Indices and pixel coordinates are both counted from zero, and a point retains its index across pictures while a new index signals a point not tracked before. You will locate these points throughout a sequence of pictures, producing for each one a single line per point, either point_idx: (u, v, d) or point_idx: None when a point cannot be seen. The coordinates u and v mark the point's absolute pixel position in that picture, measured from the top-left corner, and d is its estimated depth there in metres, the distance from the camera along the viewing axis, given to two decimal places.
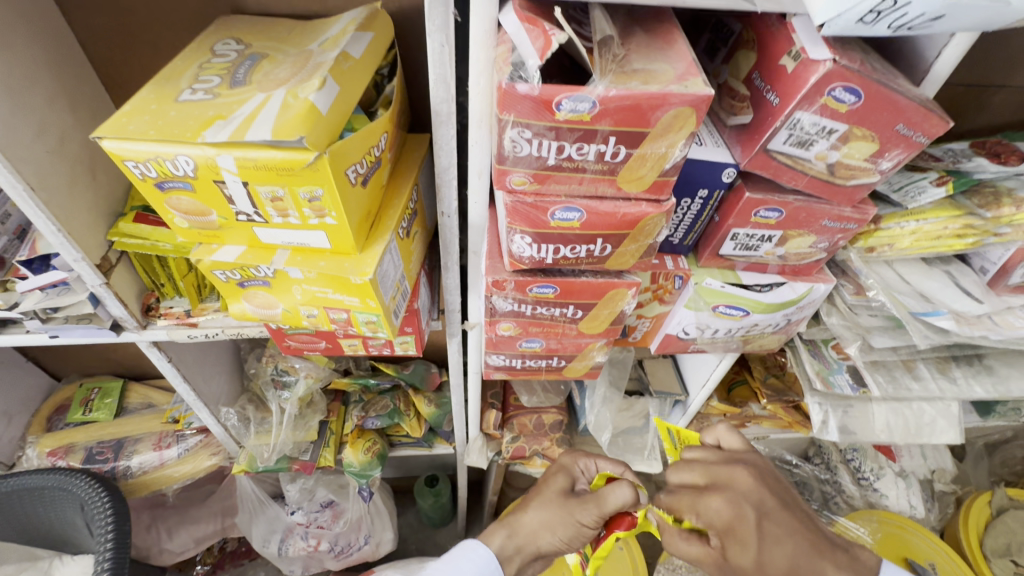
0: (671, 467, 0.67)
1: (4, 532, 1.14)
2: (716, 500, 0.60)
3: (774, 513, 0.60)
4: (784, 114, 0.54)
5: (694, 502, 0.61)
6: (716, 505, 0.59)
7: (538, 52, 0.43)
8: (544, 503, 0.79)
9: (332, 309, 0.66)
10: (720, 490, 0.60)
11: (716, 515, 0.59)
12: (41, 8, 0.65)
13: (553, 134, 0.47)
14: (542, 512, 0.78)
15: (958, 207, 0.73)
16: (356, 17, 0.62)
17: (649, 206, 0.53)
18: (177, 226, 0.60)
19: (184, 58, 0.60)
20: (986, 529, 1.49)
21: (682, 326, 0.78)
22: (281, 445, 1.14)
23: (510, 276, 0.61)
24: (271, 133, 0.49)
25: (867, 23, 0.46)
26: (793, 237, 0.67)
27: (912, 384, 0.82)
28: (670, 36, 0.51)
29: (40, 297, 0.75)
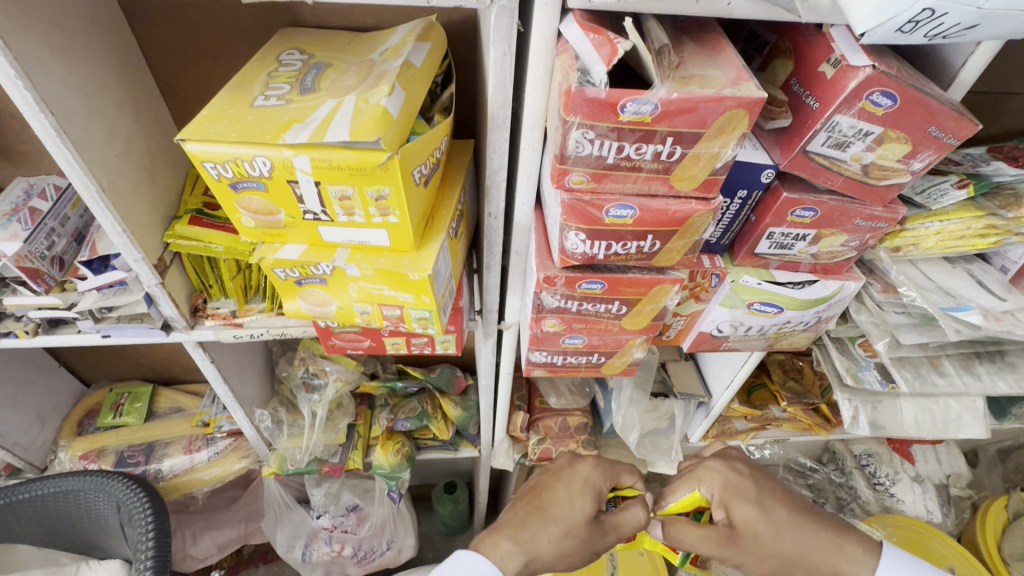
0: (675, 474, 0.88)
1: (32, 538, 1.14)
2: (714, 466, 0.82)
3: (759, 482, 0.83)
4: (823, 118, 0.57)
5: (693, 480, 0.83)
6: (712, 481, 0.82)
7: (605, 58, 0.47)
8: (569, 533, 0.76)
9: (386, 305, 0.69)
10: (714, 463, 0.83)
11: (715, 480, 0.81)
12: (114, 21, 0.69)
13: (615, 135, 0.50)
14: (567, 543, 0.76)
15: (980, 208, 0.76)
16: (414, 29, 0.66)
17: (698, 204, 0.56)
18: (244, 225, 0.63)
19: (253, 67, 0.64)
20: (1003, 534, 1.50)
21: (716, 324, 0.81)
22: (312, 447, 1.16)
23: (561, 272, 0.64)
24: (348, 135, 0.52)
25: (905, 32, 0.50)
26: (827, 236, 0.70)
27: (938, 380, 0.85)
28: (719, 45, 0.54)
29: (96, 297, 0.78)
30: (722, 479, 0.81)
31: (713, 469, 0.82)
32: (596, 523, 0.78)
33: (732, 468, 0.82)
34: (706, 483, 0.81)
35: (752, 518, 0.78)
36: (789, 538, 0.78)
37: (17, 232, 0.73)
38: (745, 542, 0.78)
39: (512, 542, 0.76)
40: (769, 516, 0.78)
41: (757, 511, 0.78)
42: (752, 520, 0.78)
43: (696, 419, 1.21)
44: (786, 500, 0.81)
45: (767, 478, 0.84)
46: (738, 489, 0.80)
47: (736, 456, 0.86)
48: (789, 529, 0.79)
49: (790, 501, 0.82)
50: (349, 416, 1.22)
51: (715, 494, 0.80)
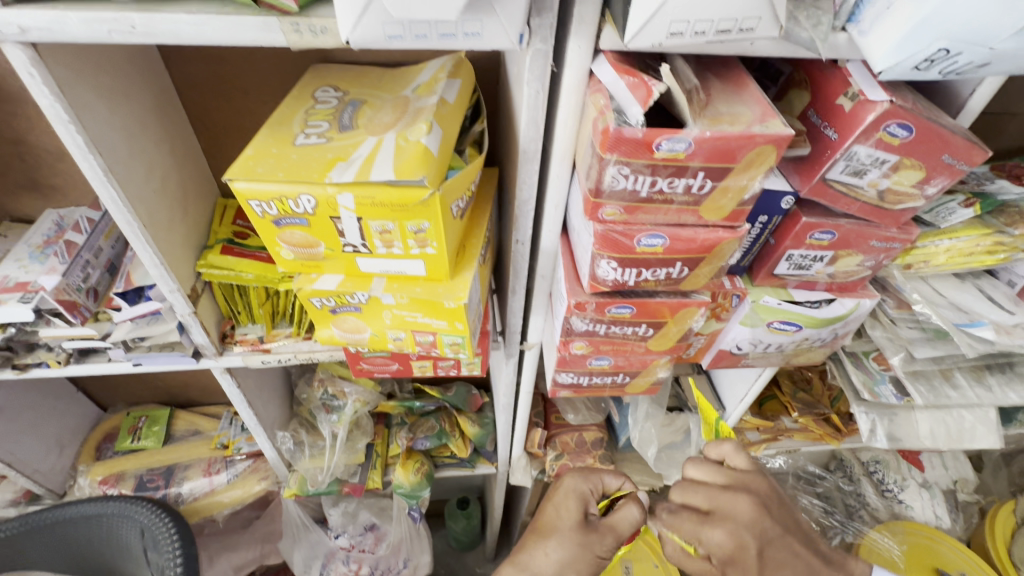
0: (676, 487, 0.74)
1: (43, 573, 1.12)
2: (719, 529, 0.67)
3: (773, 539, 0.68)
4: (842, 148, 0.60)
5: (697, 530, 0.69)
6: (717, 536, 0.67)
7: (641, 101, 0.49)
8: (562, 541, 0.78)
9: (419, 332, 0.71)
10: (720, 523, 0.68)
11: (719, 544, 0.67)
12: (152, 61, 0.71)
13: (650, 171, 0.52)
14: (562, 551, 0.78)
15: (988, 226, 0.79)
16: (444, 65, 0.68)
17: (725, 232, 0.59)
18: (283, 258, 0.65)
19: (290, 104, 0.66)
20: (1012, 539, 1.52)
21: (736, 342, 0.83)
22: (333, 468, 1.17)
23: (591, 297, 0.67)
24: (392, 173, 0.54)
25: (921, 70, 0.53)
26: (844, 257, 0.73)
27: (952, 392, 0.87)
28: (742, 81, 0.57)
29: (130, 327, 0.79)
30: (727, 547, 0.66)
31: (719, 530, 0.67)
32: (586, 524, 0.80)
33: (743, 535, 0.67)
34: (707, 547, 0.68)
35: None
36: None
37: (56, 266, 0.75)
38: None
39: (512, 564, 0.79)
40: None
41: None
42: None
43: None
44: (791, 563, 0.69)
45: (783, 536, 0.69)
46: (741, 566, 0.66)
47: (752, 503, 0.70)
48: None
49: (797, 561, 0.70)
50: (367, 436, 1.23)
51: (714, 558, 0.68)
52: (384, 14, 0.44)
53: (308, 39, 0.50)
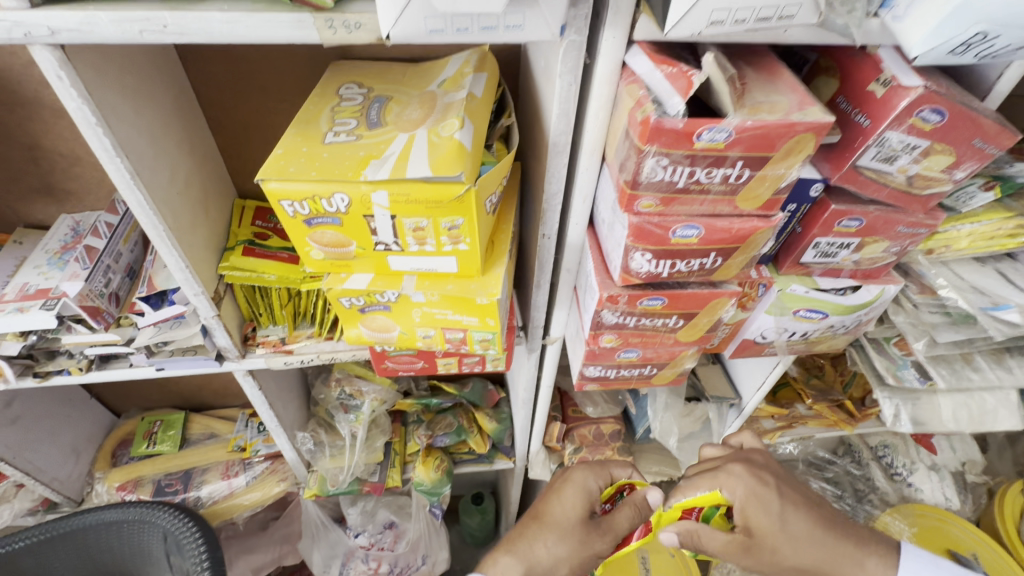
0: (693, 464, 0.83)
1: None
2: (736, 471, 0.76)
3: (785, 485, 0.77)
4: (875, 134, 0.60)
5: (719, 474, 0.76)
6: (737, 474, 0.75)
7: (681, 91, 0.49)
8: (563, 537, 0.79)
9: (449, 329, 0.71)
10: (738, 468, 0.76)
11: (739, 488, 0.74)
12: (171, 61, 0.70)
13: (689, 161, 0.52)
14: (563, 545, 0.78)
15: (1009, 210, 0.79)
16: (469, 60, 0.68)
17: (760, 221, 0.59)
18: (312, 258, 0.64)
19: (315, 102, 0.65)
20: (1021, 516, 1.54)
21: (761, 331, 0.84)
22: (354, 467, 1.17)
23: (623, 290, 0.66)
24: (428, 169, 0.54)
25: (957, 54, 0.53)
26: (870, 243, 0.73)
27: (973, 375, 0.88)
28: (775, 69, 0.57)
29: (153, 332, 0.78)
30: (746, 487, 0.74)
31: (736, 474, 0.75)
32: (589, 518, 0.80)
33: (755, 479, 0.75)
34: (728, 489, 0.75)
35: (771, 529, 0.72)
36: (807, 549, 0.73)
37: (78, 271, 0.74)
38: (762, 554, 0.73)
39: (510, 556, 0.80)
40: (788, 527, 0.73)
41: (778, 524, 0.72)
42: (772, 532, 0.72)
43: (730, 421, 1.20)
44: (805, 508, 0.75)
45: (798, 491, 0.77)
46: (762, 500, 0.73)
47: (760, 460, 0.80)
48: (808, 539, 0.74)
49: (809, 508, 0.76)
50: (386, 434, 1.23)
51: (737, 501, 0.74)
52: (427, 8, 0.43)
53: (342, 35, 0.50)
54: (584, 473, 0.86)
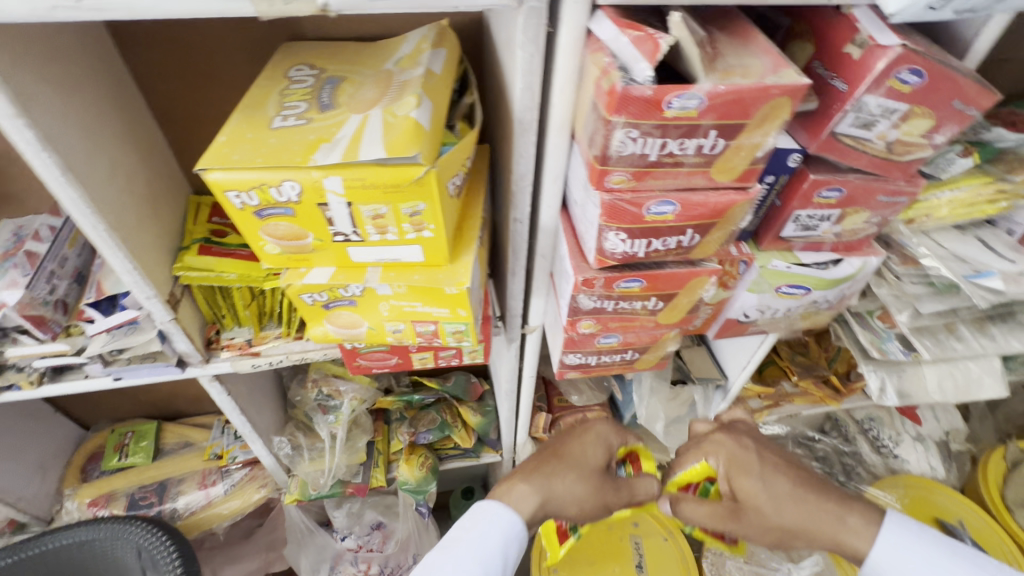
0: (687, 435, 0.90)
1: None
2: (721, 439, 0.83)
3: (770, 451, 0.82)
4: (853, 99, 0.57)
5: (705, 442, 0.85)
6: (721, 439, 0.83)
7: (648, 56, 0.46)
8: (583, 476, 0.79)
9: (420, 322, 0.67)
10: (721, 436, 0.83)
11: (723, 452, 0.82)
12: (103, 47, 0.65)
13: (660, 132, 0.49)
14: (582, 486, 0.78)
15: (987, 175, 0.78)
16: (426, 35, 0.63)
17: (737, 194, 0.56)
18: (268, 252, 0.60)
19: (262, 85, 0.61)
20: (1005, 483, 1.54)
21: (744, 310, 0.81)
22: (335, 469, 1.14)
23: (598, 273, 0.63)
24: (383, 151, 0.50)
25: (935, 9, 0.50)
26: (851, 215, 0.71)
27: (957, 345, 0.87)
28: (747, 32, 0.53)
29: (106, 339, 0.73)
30: (729, 452, 0.81)
31: (720, 441, 0.83)
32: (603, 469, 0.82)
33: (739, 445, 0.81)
34: (713, 454, 0.82)
35: (754, 491, 0.77)
36: (792, 508, 0.75)
37: (17, 278, 0.68)
38: (746, 515, 0.77)
39: (529, 484, 0.77)
40: (771, 489, 0.77)
41: (760, 486, 0.77)
42: (753, 494, 0.77)
43: (716, 402, 1.19)
44: (789, 471, 0.79)
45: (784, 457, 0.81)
46: (742, 464, 0.80)
47: (743, 428, 0.87)
48: (794, 501, 0.76)
49: (796, 472, 0.79)
50: (367, 434, 1.19)
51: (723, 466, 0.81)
52: None
53: (280, 7, 0.45)
54: (607, 428, 0.86)
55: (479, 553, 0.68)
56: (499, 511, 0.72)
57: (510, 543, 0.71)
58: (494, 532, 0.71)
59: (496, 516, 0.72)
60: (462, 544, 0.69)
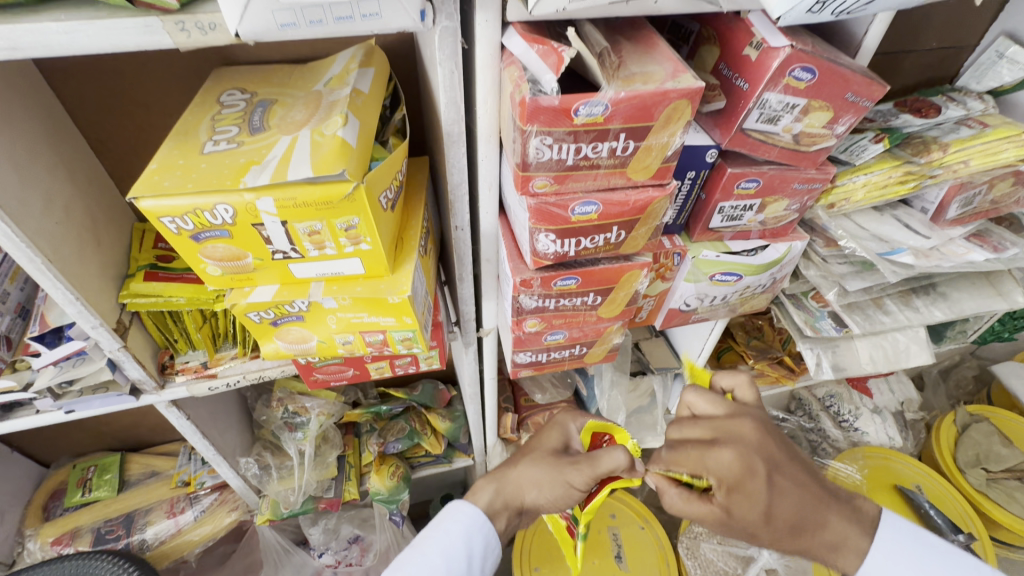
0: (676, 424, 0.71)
1: None
2: (727, 457, 0.64)
3: (782, 465, 0.66)
4: (755, 96, 0.62)
5: (703, 456, 0.65)
6: (726, 458, 0.64)
7: (553, 68, 0.49)
8: (534, 460, 0.80)
9: (368, 332, 0.69)
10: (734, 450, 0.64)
11: (726, 471, 0.64)
12: (32, 82, 0.65)
13: (572, 138, 0.53)
14: (535, 469, 0.78)
15: (896, 159, 0.84)
16: (355, 55, 0.66)
17: (655, 191, 0.60)
18: (210, 274, 0.62)
19: (195, 112, 0.62)
20: (956, 446, 1.61)
21: (684, 299, 0.86)
22: (305, 486, 1.14)
23: (535, 273, 0.66)
24: (311, 170, 0.52)
25: (814, 12, 0.54)
26: (771, 203, 0.75)
27: (885, 318, 0.93)
28: (651, 41, 0.58)
29: (54, 372, 0.73)
30: (733, 472, 0.63)
31: (725, 456, 0.64)
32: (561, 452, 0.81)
33: (752, 463, 0.64)
34: (714, 475, 0.64)
35: (753, 519, 0.64)
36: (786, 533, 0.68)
37: None
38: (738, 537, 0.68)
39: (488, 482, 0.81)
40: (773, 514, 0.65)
41: (763, 517, 0.64)
42: (752, 518, 0.65)
43: (672, 389, 1.27)
44: (795, 488, 0.67)
45: (795, 469, 0.67)
46: (748, 491, 0.63)
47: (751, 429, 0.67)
48: (791, 531, 0.67)
49: (800, 486, 0.67)
50: (337, 448, 1.20)
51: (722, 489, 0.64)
52: (272, 1, 0.41)
53: (197, 38, 0.47)
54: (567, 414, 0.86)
55: (442, 551, 0.71)
56: (459, 508, 0.76)
57: (475, 535, 0.74)
58: (457, 527, 0.74)
59: (457, 511, 0.76)
60: (426, 544, 0.73)
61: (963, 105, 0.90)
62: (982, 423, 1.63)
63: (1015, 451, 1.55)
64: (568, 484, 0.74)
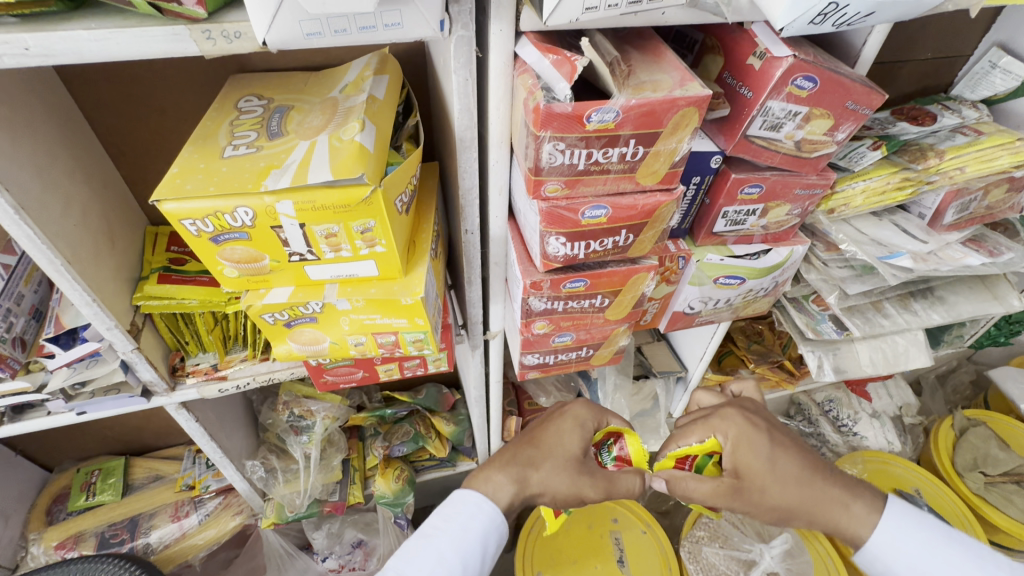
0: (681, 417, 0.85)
1: None
2: (729, 415, 0.78)
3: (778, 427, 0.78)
4: (758, 104, 0.64)
5: (708, 421, 0.79)
6: (732, 416, 0.77)
7: (566, 76, 0.51)
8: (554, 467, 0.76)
9: (380, 333, 0.70)
10: (731, 411, 0.78)
11: (731, 428, 0.76)
12: (53, 88, 0.67)
13: (584, 143, 0.54)
14: (558, 477, 0.75)
15: (894, 165, 0.86)
16: (369, 63, 0.68)
17: (662, 195, 0.62)
18: (227, 276, 0.63)
19: (214, 117, 0.64)
20: (954, 449, 1.62)
21: (688, 302, 0.87)
22: (311, 489, 1.15)
23: (545, 276, 0.68)
24: (330, 174, 0.53)
25: (816, 24, 0.56)
26: (774, 208, 0.77)
27: (884, 321, 0.95)
28: (659, 50, 0.60)
29: (67, 374, 0.74)
30: (738, 429, 0.76)
31: (727, 417, 0.77)
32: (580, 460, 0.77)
33: (753, 423, 0.77)
34: (721, 431, 0.77)
35: (761, 471, 0.73)
36: (796, 490, 0.74)
37: None
38: (752, 498, 0.73)
39: (504, 475, 0.77)
40: (778, 471, 0.74)
41: (767, 467, 0.74)
42: (760, 472, 0.74)
43: (677, 394, 1.26)
44: (796, 450, 0.77)
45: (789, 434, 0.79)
46: (750, 443, 0.75)
47: (752, 406, 0.81)
48: (799, 484, 0.74)
49: (803, 452, 0.77)
50: (342, 452, 1.21)
51: (727, 443, 0.76)
52: (299, 11, 0.43)
53: (222, 46, 0.49)
54: (586, 411, 0.81)
55: (459, 544, 0.72)
56: (480, 504, 0.75)
57: (491, 534, 0.74)
58: (476, 523, 0.74)
59: (477, 506, 0.75)
60: (442, 533, 0.73)
61: (958, 113, 0.92)
62: (980, 427, 1.64)
63: (1012, 454, 1.56)
64: (583, 497, 0.75)
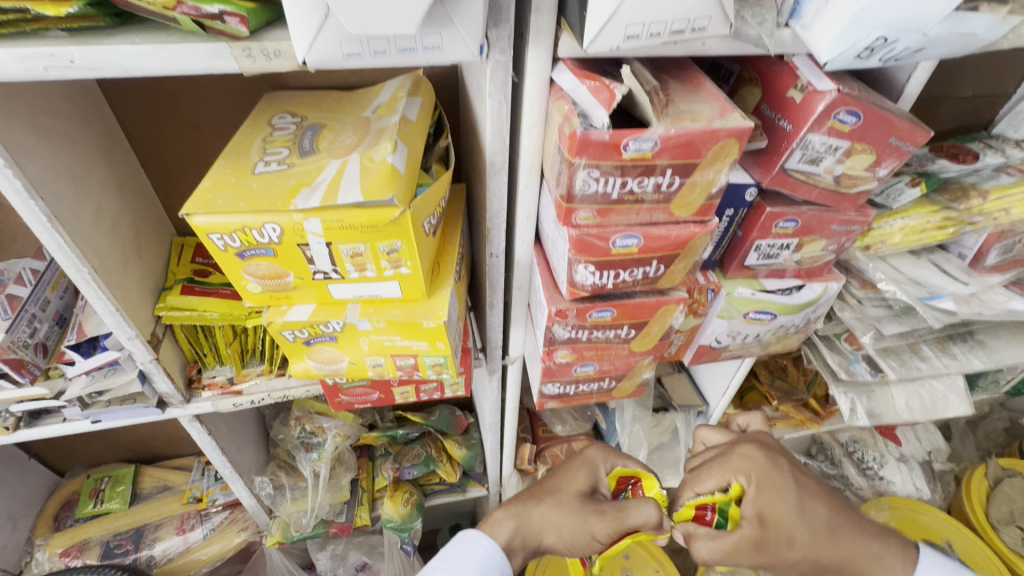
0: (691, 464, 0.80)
1: None
2: (750, 453, 0.73)
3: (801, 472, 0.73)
4: (798, 138, 0.62)
5: (724, 460, 0.74)
6: (750, 452, 0.73)
7: (605, 104, 0.50)
8: (559, 502, 0.75)
9: (400, 356, 0.69)
10: (750, 449, 0.73)
11: (753, 465, 0.71)
12: (93, 100, 0.68)
13: (619, 172, 0.53)
14: (559, 510, 0.74)
15: (934, 203, 0.82)
16: (403, 84, 0.68)
17: (697, 227, 0.60)
18: (250, 291, 0.62)
19: (247, 133, 0.64)
20: (988, 500, 1.54)
21: (715, 335, 0.84)
22: (317, 509, 1.13)
23: (571, 304, 0.66)
24: (360, 194, 0.53)
25: (863, 58, 0.55)
26: (809, 243, 0.75)
27: (922, 364, 0.91)
28: (697, 80, 0.58)
29: (86, 382, 0.74)
30: (758, 467, 0.71)
31: (748, 455, 0.72)
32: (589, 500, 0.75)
33: (773, 462, 0.72)
34: (743, 468, 0.71)
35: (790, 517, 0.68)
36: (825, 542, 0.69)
37: None
38: (778, 549, 0.67)
39: (505, 511, 0.77)
40: (807, 517, 0.68)
41: (794, 511, 0.68)
42: (787, 519, 0.67)
43: (697, 429, 1.20)
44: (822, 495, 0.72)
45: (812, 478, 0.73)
46: (774, 484, 0.70)
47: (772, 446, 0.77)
48: (828, 533, 0.69)
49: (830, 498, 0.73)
50: (351, 471, 1.19)
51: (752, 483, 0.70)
52: (341, 32, 0.43)
53: (261, 64, 0.49)
54: (598, 453, 0.81)
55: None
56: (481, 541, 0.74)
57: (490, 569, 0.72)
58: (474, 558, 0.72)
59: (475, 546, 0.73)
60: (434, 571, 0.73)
61: (1001, 152, 0.89)
62: (1016, 478, 1.56)
63: None
64: (592, 535, 0.71)
